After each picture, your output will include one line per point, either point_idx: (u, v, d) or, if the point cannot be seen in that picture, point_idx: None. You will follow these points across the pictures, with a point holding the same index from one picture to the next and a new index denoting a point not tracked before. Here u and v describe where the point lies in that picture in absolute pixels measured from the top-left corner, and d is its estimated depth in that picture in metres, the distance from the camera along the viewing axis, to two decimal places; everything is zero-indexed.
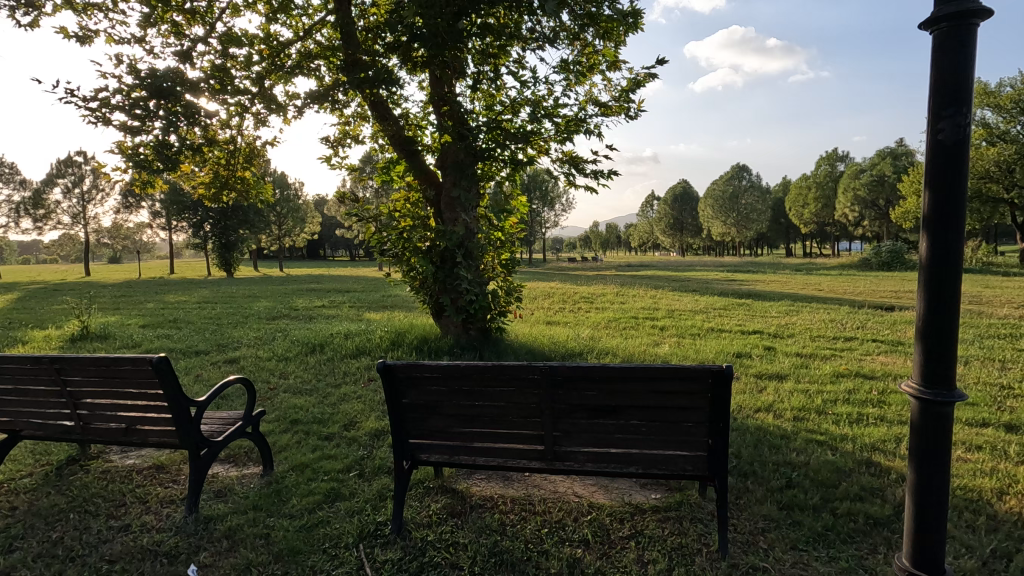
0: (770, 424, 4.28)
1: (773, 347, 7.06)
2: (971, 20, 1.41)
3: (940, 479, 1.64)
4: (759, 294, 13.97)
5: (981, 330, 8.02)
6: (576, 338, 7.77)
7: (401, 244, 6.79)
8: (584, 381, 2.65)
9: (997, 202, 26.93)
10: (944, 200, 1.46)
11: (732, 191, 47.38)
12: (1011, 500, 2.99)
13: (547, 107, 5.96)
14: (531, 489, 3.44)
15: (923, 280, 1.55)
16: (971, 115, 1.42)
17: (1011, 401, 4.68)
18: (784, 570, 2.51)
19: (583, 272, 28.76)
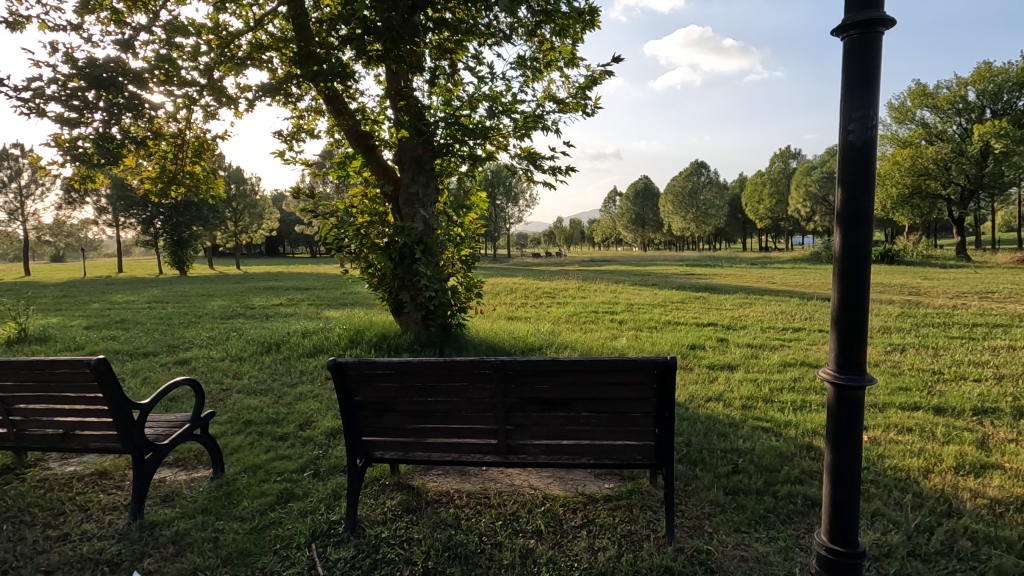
0: (719, 413, 4.43)
1: (726, 339, 7.30)
2: (876, 29, 1.49)
3: (852, 462, 1.72)
4: (716, 288, 14.34)
5: (918, 319, 8.48)
6: (537, 333, 7.84)
7: (359, 240, 6.70)
8: (534, 374, 2.69)
9: (935, 198, 28.48)
10: (854, 199, 1.54)
11: (691, 187, 48.48)
12: (935, 478, 3.20)
13: (505, 103, 5.97)
14: (487, 483, 3.47)
15: (835, 272, 1.62)
16: (877, 118, 1.50)
17: (940, 385, 4.99)
18: (727, 552, 2.62)
19: (547, 267, 28.99)
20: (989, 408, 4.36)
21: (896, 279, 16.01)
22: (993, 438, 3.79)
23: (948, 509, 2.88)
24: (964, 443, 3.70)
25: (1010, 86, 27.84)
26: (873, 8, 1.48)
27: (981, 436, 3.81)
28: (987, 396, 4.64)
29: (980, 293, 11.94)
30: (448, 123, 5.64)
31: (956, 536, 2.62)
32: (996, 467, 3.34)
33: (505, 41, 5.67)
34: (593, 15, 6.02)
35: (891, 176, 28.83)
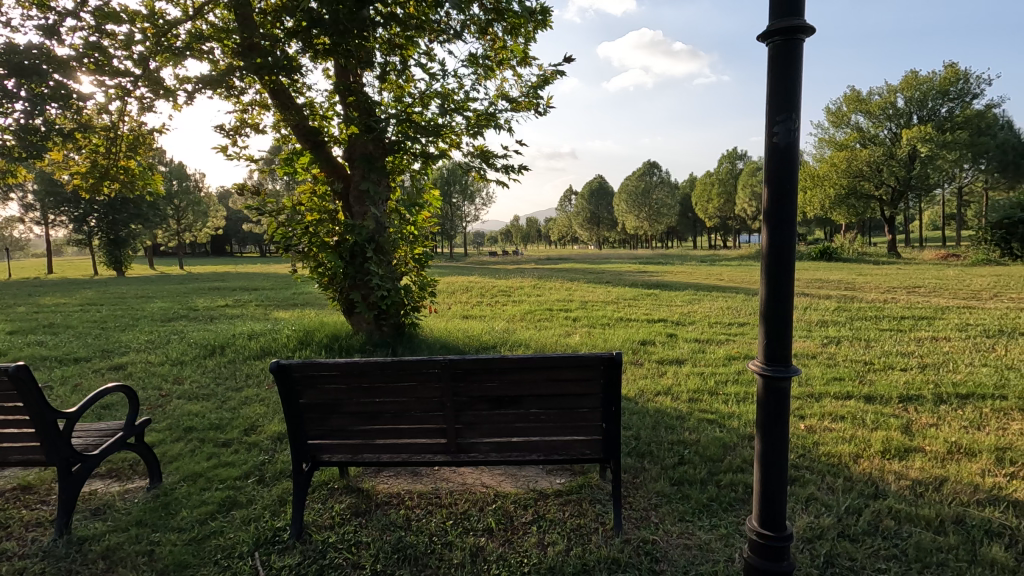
0: (667, 407, 4.55)
1: (675, 334, 7.52)
2: (798, 36, 1.55)
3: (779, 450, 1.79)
4: (668, 285, 14.74)
5: (852, 313, 8.98)
6: (491, 331, 7.85)
7: (308, 239, 6.50)
8: (483, 372, 2.70)
9: (868, 199, 30.19)
10: (779, 198, 1.61)
11: (644, 187, 49.59)
12: (864, 462, 3.39)
13: (457, 101, 5.93)
14: (439, 483, 3.45)
15: (763, 269, 1.69)
16: (799, 121, 1.57)
17: (870, 375, 5.30)
18: (671, 541, 2.70)
19: (504, 266, 29.05)
20: (912, 395, 4.67)
21: (833, 276, 16.89)
22: (916, 423, 4.06)
23: (874, 491, 3.06)
24: (890, 428, 3.93)
25: (935, 95, 29.76)
26: (794, 16, 1.55)
27: (905, 421, 4.07)
28: (910, 384, 4.95)
29: (908, 288, 12.73)
30: (399, 120, 5.56)
31: (881, 516, 2.79)
32: (917, 449, 3.58)
33: (457, 38, 5.63)
34: (545, 15, 6.07)
35: (829, 178, 30.36)
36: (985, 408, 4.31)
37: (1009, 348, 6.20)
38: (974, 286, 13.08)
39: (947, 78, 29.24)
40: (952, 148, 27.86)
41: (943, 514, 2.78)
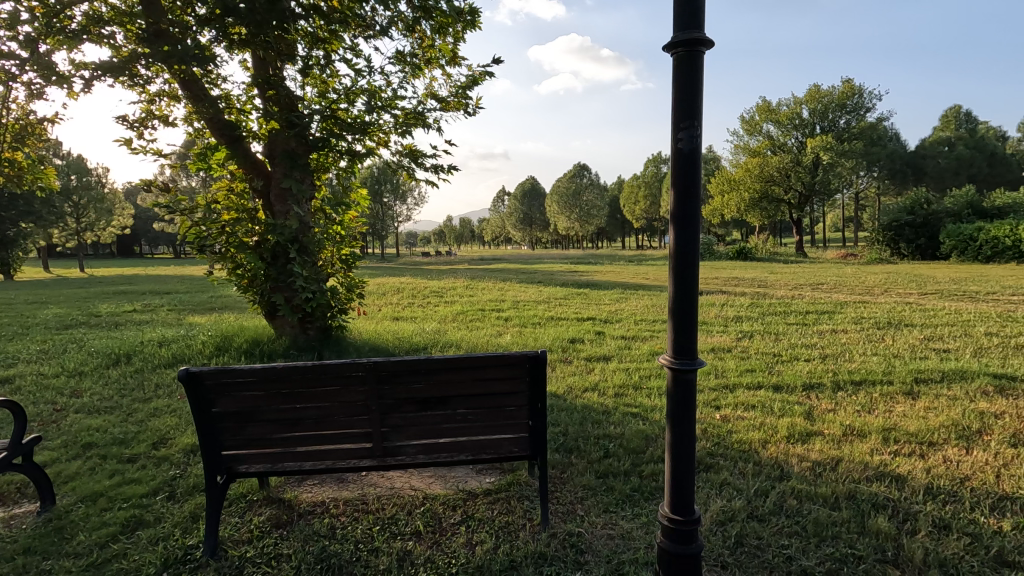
0: (594, 402, 4.69)
1: (603, 332, 7.76)
2: (698, 47, 1.65)
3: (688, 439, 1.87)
4: (598, 284, 15.16)
5: (764, 309, 9.63)
6: (422, 333, 7.76)
7: (225, 239, 6.11)
8: (409, 373, 2.67)
9: (779, 202, 32.45)
10: (684, 200, 1.70)
11: (575, 188, 50.72)
12: (771, 447, 3.65)
13: (385, 98, 5.81)
14: (366, 489, 3.37)
15: (671, 268, 1.77)
16: (701, 128, 1.66)
17: (779, 366, 5.71)
18: (596, 532, 2.78)
19: (437, 266, 28.78)
20: (814, 383, 5.07)
21: (748, 274, 18.00)
22: (817, 409, 4.41)
23: (780, 473, 3.30)
24: (795, 414, 4.25)
25: (835, 107, 32.40)
26: (696, 28, 1.64)
27: (808, 407, 4.42)
28: (813, 373, 5.37)
29: (813, 285, 13.81)
30: (323, 116, 5.39)
31: (785, 496, 3.01)
32: (818, 433, 3.89)
33: (383, 34, 5.52)
34: (473, 15, 6.07)
35: (744, 182, 32.34)
36: (875, 393, 4.75)
37: (896, 338, 6.87)
38: (867, 282, 14.37)
39: (845, 93, 31.93)
40: (850, 157, 30.48)
41: (838, 491, 3.04)
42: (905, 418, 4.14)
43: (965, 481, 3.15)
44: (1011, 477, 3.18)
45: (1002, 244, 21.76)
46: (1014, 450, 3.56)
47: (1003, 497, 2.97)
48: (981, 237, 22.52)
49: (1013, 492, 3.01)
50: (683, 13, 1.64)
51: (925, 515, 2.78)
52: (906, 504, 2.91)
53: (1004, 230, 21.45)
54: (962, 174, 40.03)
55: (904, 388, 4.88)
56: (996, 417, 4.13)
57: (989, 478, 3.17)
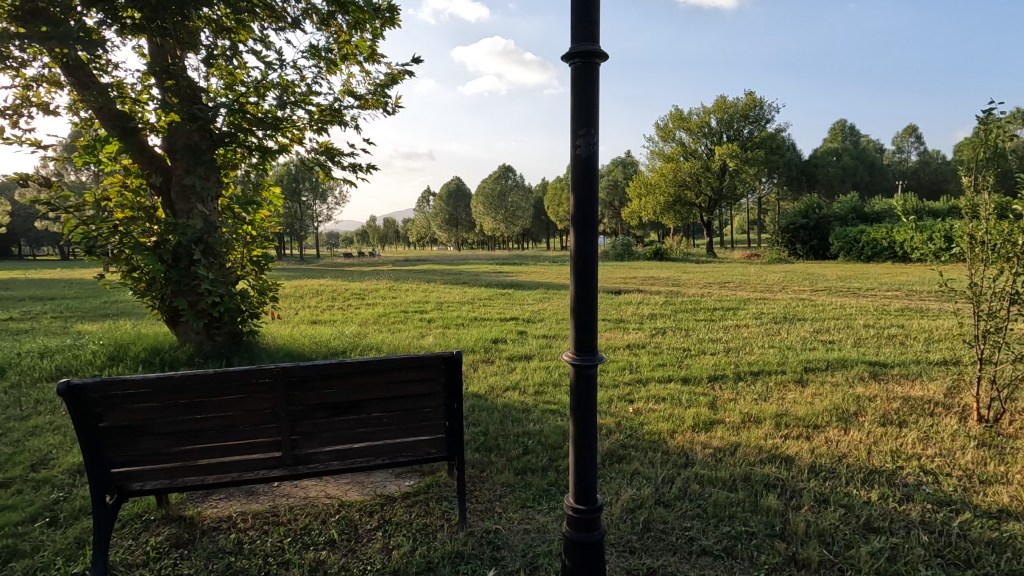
0: (515, 401, 4.76)
1: (525, 331, 7.88)
2: (593, 59, 1.73)
3: (591, 430, 1.95)
4: (522, 284, 15.39)
5: (676, 306, 10.20)
6: (341, 336, 7.53)
7: (118, 239, 5.64)
8: (320, 378, 2.60)
9: (691, 206, 34.39)
10: (583, 204, 1.77)
11: (500, 190, 51.11)
12: (679, 436, 3.88)
13: (299, 93, 5.59)
14: (278, 500, 3.24)
15: (573, 268, 1.85)
16: (597, 136, 1.75)
17: (688, 360, 6.07)
18: (513, 528, 2.84)
19: (360, 267, 28.01)
20: (719, 375, 5.44)
21: (662, 274, 18.95)
22: (720, 399, 4.74)
23: (685, 460, 3.52)
24: (700, 405, 4.54)
25: (739, 118, 34.76)
26: (591, 40, 1.72)
27: (712, 398, 4.73)
28: (717, 366, 5.75)
29: (721, 283, 14.77)
30: (231, 110, 5.10)
31: (689, 482, 3.22)
32: (720, 421, 4.17)
33: (295, 27, 5.31)
34: (392, 13, 5.97)
35: (660, 186, 34.02)
36: (770, 382, 5.16)
37: (790, 332, 7.51)
38: (768, 280, 15.56)
39: (749, 104, 34.37)
40: (753, 164, 32.86)
41: (735, 474, 3.28)
42: (795, 404, 4.53)
43: (843, 458, 3.51)
44: (879, 453, 3.57)
45: (880, 245, 24.36)
46: (883, 428, 4.00)
47: (873, 470, 3.34)
48: (864, 239, 25.08)
49: (880, 465, 3.39)
50: (579, 26, 1.72)
51: (809, 491, 3.07)
52: (794, 482, 3.19)
53: (881, 233, 24.03)
54: (848, 182, 44.32)
55: (795, 376, 5.35)
56: (870, 400, 4.63)
57: (862, 454, 3.55)
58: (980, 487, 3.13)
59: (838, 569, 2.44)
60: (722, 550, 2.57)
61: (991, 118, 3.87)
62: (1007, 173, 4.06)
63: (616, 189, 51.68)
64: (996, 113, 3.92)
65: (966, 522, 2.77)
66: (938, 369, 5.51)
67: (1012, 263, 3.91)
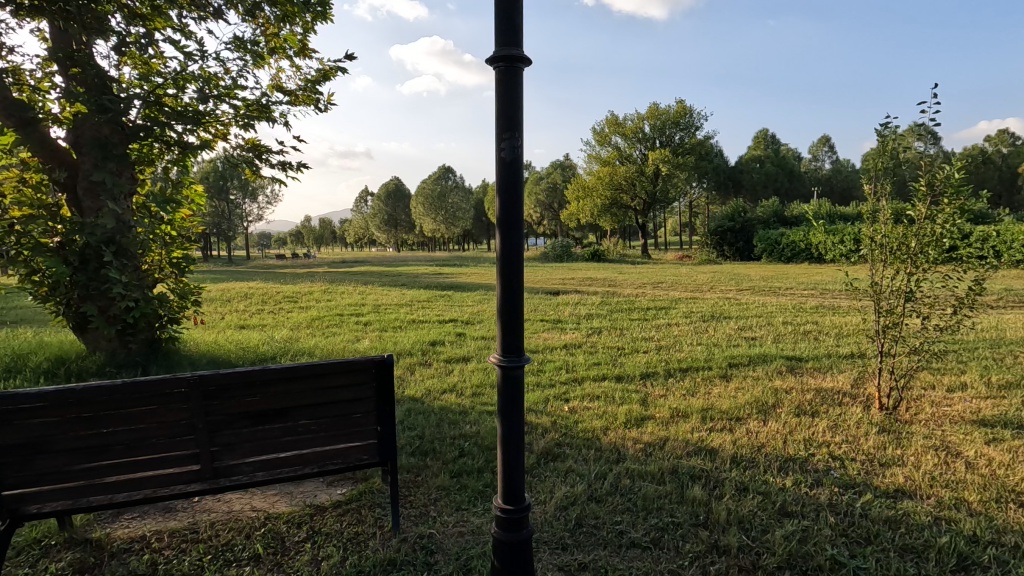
0: (452, 403, 4.74)
1: (464, 333, 7.87)
2: (517, 64, 1.76)
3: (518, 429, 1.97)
4: (462, 286, 15.36)
5: (612, 306, 10.50)
6: (271, 341, 7.23)
7: (14, 240, 5.14)
8: (241, 387, 2.49)
9: (626, 209, 35.51)
10: (509, 207, 1.80)
11: (440, 190, 50.76)
12: (611, 433, 3.99)
13: (223, 87, 5.31)
14: (198, 516, 3.06)
15: (498, 269, 1.86)
16: (521, 138, 1.77)
17: (622, 358, 6.25)
18: (447, 531, 2.82)
19: (293, 269, 27.02)
20: (651, 372, 5.64)
21: (600, 274, 19.48)
22: (651, 395, 4.91)
23: (617, 456, 3.62)
24: (633, 402, 4.69)
25: (670, 125, 36.09)
26: (514, 45, 1.75)
27: (644, 395, 4.90)
28: (649, 364, 5.96)
29: (654, 283, 15.33)
30: (146, 102, 4.77)
31: (621, 477, 3.31)
32: (650, 417, 4.33)
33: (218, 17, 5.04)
34: (324, 7, 5.78)
35: (597, 189, 34.92)
36: (698, 378, 5.40)
37: (717, 329, 7.89)
38: (697, 281, 16.27)
39: (681, 112, 35.82)
40: (684, 169, 34.31)
41: (663, 467, 3.41)
42: (720, 398, 4.77)
43: (762, 448, 3.73)
44: (794, 441, 3.82)
45: (798, 247, 26.14)
46: (797, 418, 4.27)
47: (788, 458, 3.56)
48: (784, 241, 26.79)
49: (793, 454, 3.62)
50: (503, 29, 1.74)
51: (730, 480, 3.24)
52: (717, 473, 3.36)
53: (799, 235, 25.75)
54: (771, 188, 47.16)
55: (720, 372, 5.62)
56: (786, 392, 4.94)
57: (778, 444, 3.78)
58: (880, 470, 3.40)
59: (756, 553, 2.58)
60: (649, 542, 2.66)
61: (888, 130, 4.24)
62: (901, 181, 4.46)
63: (555, 192, 52.50)
64: (892, 126, 4.29)
65: (868, 502, 3.00)
66: (846, 362, 5.96)
67: (906, 263, 4.30)
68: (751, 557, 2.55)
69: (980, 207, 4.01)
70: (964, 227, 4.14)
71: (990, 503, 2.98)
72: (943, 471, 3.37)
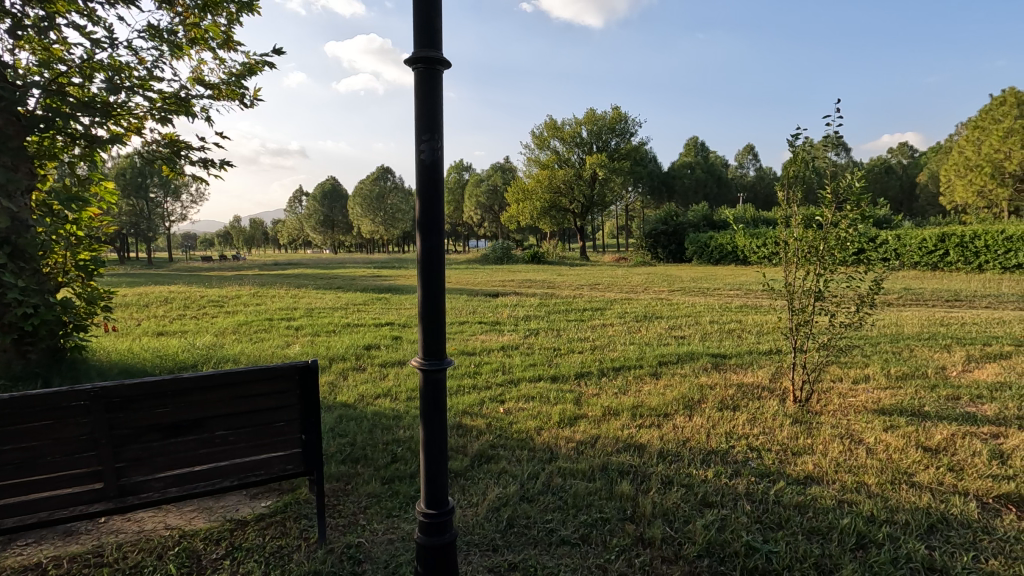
0: (385, 408, 4.65)
1: (400, 336, 7.75)
2: (436, 66, 1.76)
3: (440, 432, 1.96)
4: (400, 289, 15.15)
5: (549, 307, 10.66)
6: (193, 348, 6.84)
7: None
8: (151, 397, 2.33)
9: (565, 212, 36.16)
10: (428, 209, 1.79)
11: (378, 191, 49.80)
12: (545, 433, 4.05)
13: (137, 78, 4.96)
14: (104, 538, 2.84)
15: (419, 272, 1.84)
16: (440, 142, 1.77)
17: (557, 359, 6.36)
18: (376, 539, 2.77)
19: (219, 272, 25.62)
20: (584, 372, 5.77)
21: (539, 276, 19.73)
22: (584, 394, 5.02)
23: (549, 455, 3.68)
24: (567, 401, 4.78)
25: (607, 130, 37.08)
26: (433, 47, 1.74)
27: (577, 394, 5.00)
28: (584, 364, 6.10)
29: (591, 285, 15.70)
30: (46, 91, 4.38)
31: (552, 476, 3.36)
32: (583, 416, 4.42)
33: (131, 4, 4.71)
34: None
35: (536, 192, 35.33)
36: (629, 376, 5.58)
37: (648, 329, 8.17)
38: (632, 282, 16.84)
39: (616, 118, 36.87)
40: (620, 174, 35.32)
41: (594, 464, 3.50)
42: (650, 396, 4.94)
43: (686, 442, 3.89)
44: (716, 435, 4.01)
45: (726, 250, 27.54)
46: (719, 412, 4.50)
47: (710, 451, 3.74)
48: (712, 244, 28.13)
49: (715, 446, 3.81)
50: (421, 30, 1.73)
51: (657, 474, 3.36)
52: (644, 468, 3.48)
53: (726, 238, 27.12)
54: (701, 193, 49.41)
55: (651, 370, 5.83)
56: (710, 388, 5.18)
57: (701, 437, 3.96)
58: (792, 458, 3.63)
59: (678, 543, 2.69)
60: (578, 538, 2.71)
61: (800, 142, 4.56)
62: (810, 189, 4.80)
63: (495, 194, 52.71)
64: (803, 138, 4.62)
65: (780, 489, 3.20)
66: (764, 358, 6.33)
67: (815, 265, 4.62)
68: (674, 547, 2.65)
69: (878, 213, 4.38)
70: (866, 232, 4.51)
71: (885, 484, 3.25)
72: (846, 457, 3.65)
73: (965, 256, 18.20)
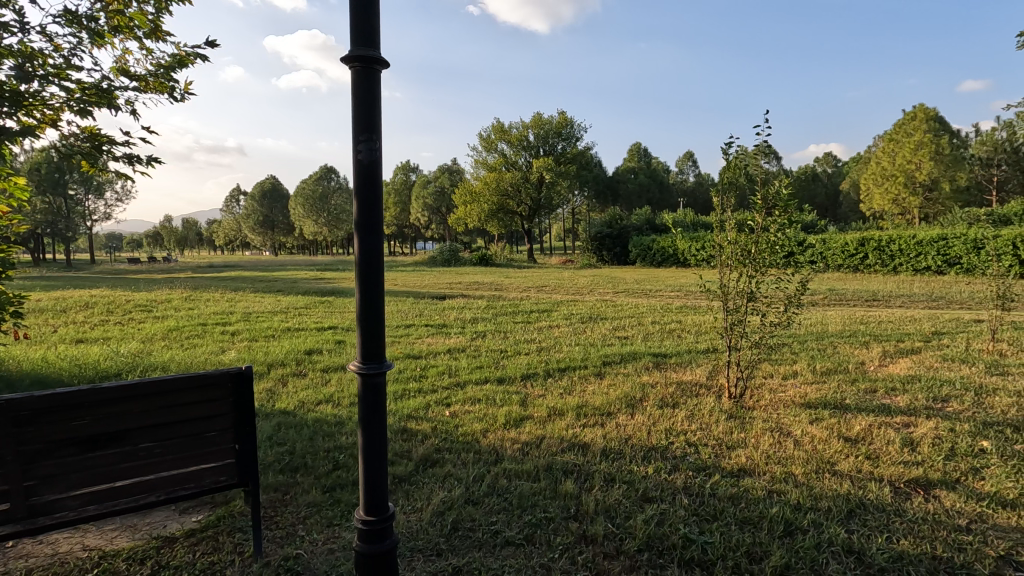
0: (327, 414, 4.52)
1: (343, 340, 7.56)
2: (374, 66, 1.73)
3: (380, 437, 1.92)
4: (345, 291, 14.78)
5: (496, 309, 10.69)
6: (117, 355, 6.41)
7: None
8: (66, 410, 2.17)
9: (512, 214, 36.35)
10: (366, 211, 1.77)
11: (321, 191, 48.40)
12: (490, 435, 4.05)
13: (52, 66, 4.61)
14: (11, 564, 2.61)
15: (357, 274, 1.81)
16: (379, 142, 1.75)
17: (504, 361, 6.37)
18: (316, 550, 2.68)
19: (148, 274, 24.18)
20: (530, 373, 5.81)
21: (487, 279, 19.75)
22: (530, 396, 5.06)
23: (495, 457, 3.68)
24: (513, 403, 4.80)
25: (553, 134, 37.59)
26: (370, 46, 1.72)
27: (523, 396, 5.03)
28: (530, 365, 6.14)
29: (538, 287, 15.84)
30: None
31: (497, 478, 3.37)
32: (528, 417, 4.45)
33: None
34: None
35: (483, 195, 35.36)
36: (574, 377, 5.67)
37: (593, 330, 8.34)
38: (578, 284, 17.15)
39: (563, 123, 37.46)
40: (566, 177, 35.87)
41: (539, 465, 3.53)
42: (594, 395, 5.03)
43: (628, 440, 3.99)
44: (656, 432, 4.13)
45: (667, 253, 28.47)
46: (659, 410, 4.64)
47: (651, 448, 3.86)
48: (655, 247, 29.02)
49: (655, 443, 3.93)
50: (358, 28, 1.70)
51: (599, 472, 3.44)
52: (588, 466, 3.54)
53: (667, 241, 28.06)
54: (643, 197, 50.88)
55: (595, 370, 5.94)
56: (651, 387, 5.34)
57: (642, 435, 4.07)
58: (726, 452, 3.80)
59: (619, 539, 2.76)
60: (523, 538, 2.73)
61: (734, 150, 4.80)
62: (743, 195, 5.04)
63: (443, 196, 52.36)
64: (737, 146, 4.85)
65: (715, 482, 3.34)
66: (702, 357, 6.59)
67: (748, 267, 4.85)
68: (615, 543, 2.72)
69: (804, 218, 4.66)
70: (794, 236, 4.78)
71: (810, 474, 3.45)
72: (775, 449, 3.85)
73: (882, 258, 19.59)
